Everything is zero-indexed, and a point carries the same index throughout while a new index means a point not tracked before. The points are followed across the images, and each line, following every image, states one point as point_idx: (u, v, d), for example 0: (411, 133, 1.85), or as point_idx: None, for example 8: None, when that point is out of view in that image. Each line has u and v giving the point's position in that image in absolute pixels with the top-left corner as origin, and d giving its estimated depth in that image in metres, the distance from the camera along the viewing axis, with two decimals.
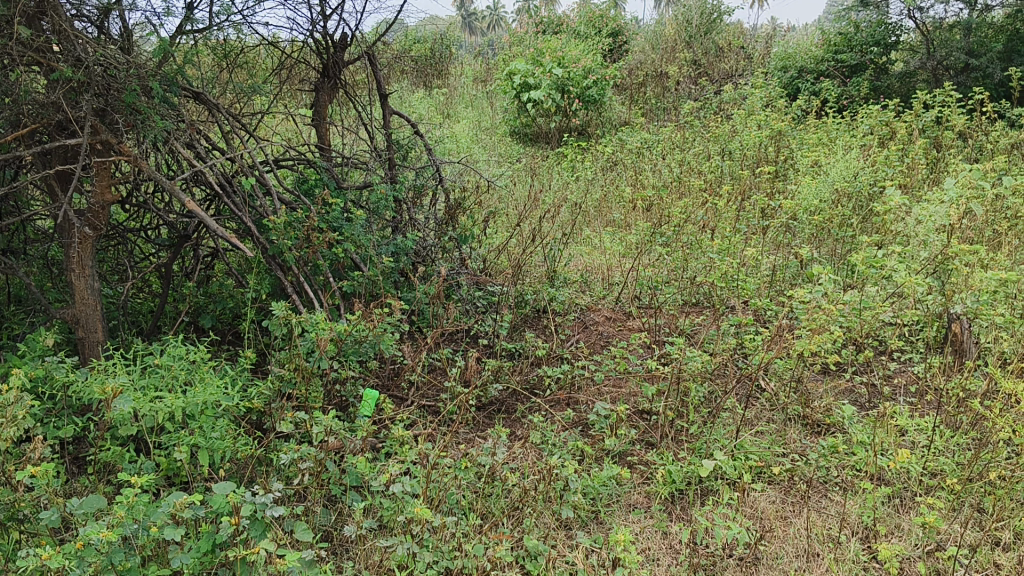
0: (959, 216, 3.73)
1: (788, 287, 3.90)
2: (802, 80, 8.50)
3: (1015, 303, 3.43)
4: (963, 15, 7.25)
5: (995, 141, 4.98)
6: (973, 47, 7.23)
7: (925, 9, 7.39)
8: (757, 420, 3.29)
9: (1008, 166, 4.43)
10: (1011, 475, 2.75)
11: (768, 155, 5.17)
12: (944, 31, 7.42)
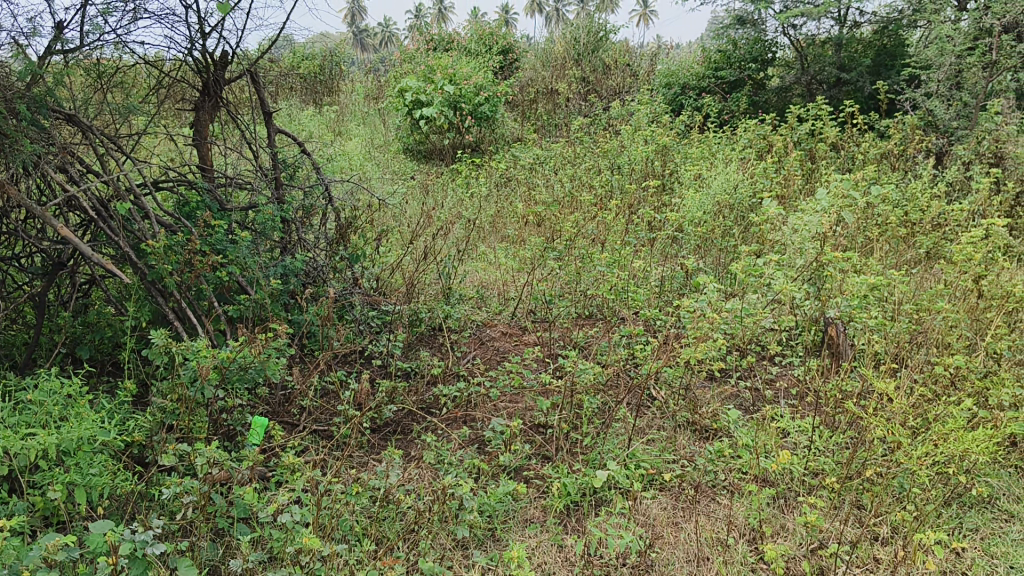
0: (833, 224, 3.88)
1: (676, 296, 3.99)
2: (685, 96, 8.78)
3: (887, 306, 3.58)
4: (833, 31, 7.61)
5: (865, 151, 5.23)
6: (844, 61, 7.60)
7: (798, 27, 7.69)
8: (648, 428, 3.34)
9: (876, 176, 4.64)
10: (885, 471, 2.87)
11: (655, 169, 5.29)
12: (816, 47, 7.75)
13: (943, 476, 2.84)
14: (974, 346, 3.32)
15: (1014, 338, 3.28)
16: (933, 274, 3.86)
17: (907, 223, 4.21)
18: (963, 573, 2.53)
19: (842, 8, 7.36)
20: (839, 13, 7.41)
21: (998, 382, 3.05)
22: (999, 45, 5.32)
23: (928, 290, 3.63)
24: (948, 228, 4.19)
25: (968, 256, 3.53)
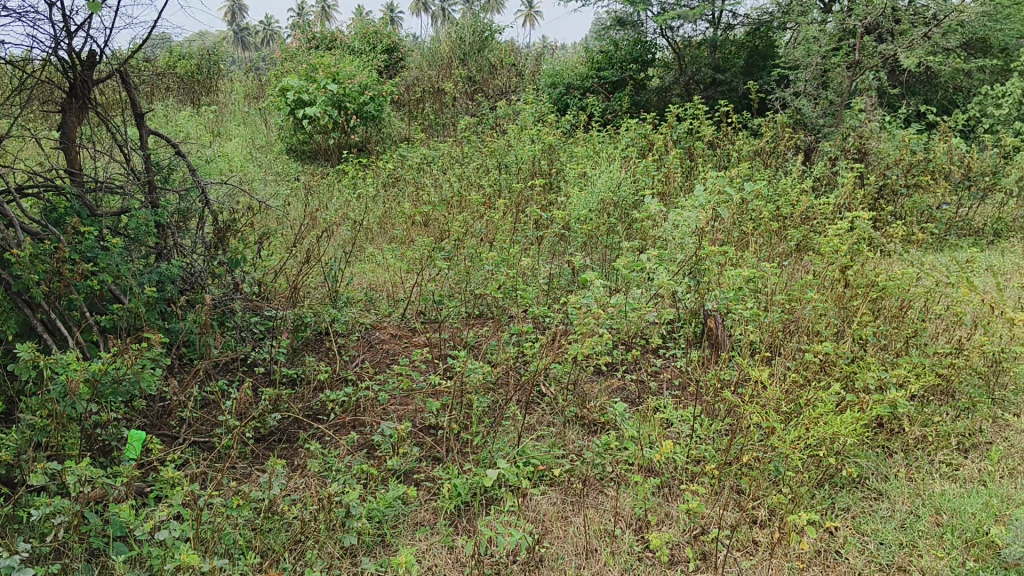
0: (710, 220, 4.00)
1: (563, 293, 4.04)
2: (570, 96, 8.88)
3: (761, 296, 3.73)
4: (708, 33, 7.85)
5: (740, 149, 5.43)
6: (719, 62, 7.89)
7: (675, 29, 7.90)
8: (538, 424, 3.36)
9: (751, 172, 4.82)
10: (761, 456, 2.97)
11: (541, 167, 5.36)
12: (693, 47, 8.01)
13: (815, 459, 2.96)
14: (842, 333, 3.47)
15: (877, 324, 3.45)
16: (803, 265, 4.02)
17: (780, 218, 4.37)
18: (836, 551, 2.65)
19: (715, 10, 7.65)
20: (713, 15, 7.69)
21: (863, 367, 3.20)
22: (858, 46, 5.54)
23: (799, 281, 3.78)
24: (817, 221, 4.38)
25: (834, 247, 3.71)
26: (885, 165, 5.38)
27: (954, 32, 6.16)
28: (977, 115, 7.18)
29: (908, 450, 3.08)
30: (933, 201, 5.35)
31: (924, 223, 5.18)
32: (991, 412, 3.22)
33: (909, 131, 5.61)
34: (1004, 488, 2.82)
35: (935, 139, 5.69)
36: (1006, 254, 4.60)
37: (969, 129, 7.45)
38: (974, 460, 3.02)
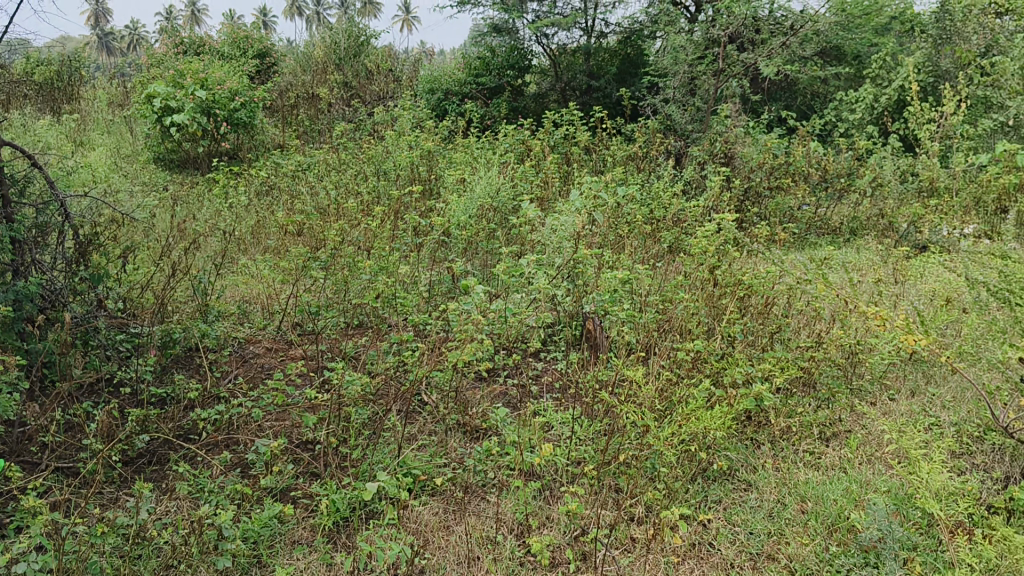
0: (586, 223, 4.06)
1: (444, 300, 4.02)
2: (448, 102, 8.67)
3: (636, 297, 3.81)
4: (582, 41, 8.04)
5: (614, 154, 5.55)
6: (593, 69, 8.15)
7: (550, 36, 8.03)
8: (419, 433, 3.32)
9: (624, 177, 4.93)
10: (637, 454, 3.04)
11: (420, 174, 5.35)
12: (568, 55, 8.22)
13: (688, 455, 3.05)
14: (712, 331, 3.59)
15: (744, 321, 3.58)
16: (676, 267, 4.12)
17: (653, 220, 4.48)
18: (709, 543, 2.74)
19: (589, 18, 7.85)
20: (587, 23, 7.89)
21: (732, 363, 3.32)
22: (722, 54, 5.75)
23: (670, 282, 3.89)
24: (687, 224, 4.52)
25: (703, 248, 3.84)
26: (749, 168, 5.62)
27: (810, 41, 6.49)
28: (834, 120, 7.58)
29: (775, 440, 3.20)
30: (795, 202, 5.60)
31: (787, 223, 5.42)
32: (849, 401, 3.37)
33: (771, 135, 5.87)
34: (863, 472, 2.96)
35: (794, 143, 5.97)
36: (859, 251, 4.86)
37: (827, 133, 7.86)
38: (835, 447, 3.15)
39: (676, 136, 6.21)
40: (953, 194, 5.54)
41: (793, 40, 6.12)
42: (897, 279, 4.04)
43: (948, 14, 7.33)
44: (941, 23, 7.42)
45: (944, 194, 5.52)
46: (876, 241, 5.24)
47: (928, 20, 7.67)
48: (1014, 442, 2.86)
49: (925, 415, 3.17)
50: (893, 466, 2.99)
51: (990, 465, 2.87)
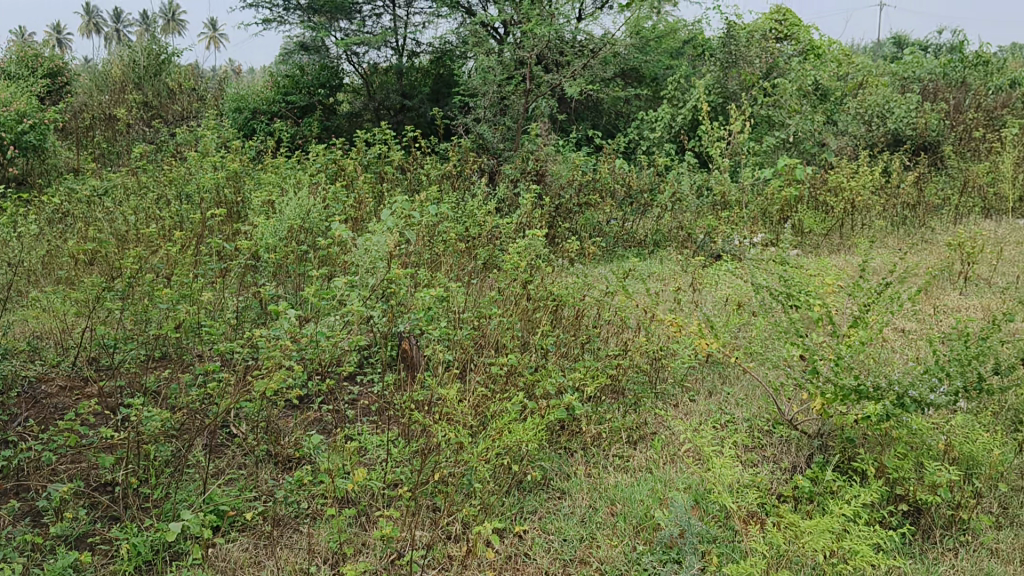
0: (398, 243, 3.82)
1: (254, 327, 3.90)
2: (257, 121, 8.40)
3: (451, 312, 3.62)
4: (393, 60, 8.14)
5: (428, 172, 5.58)
6: (406, 89, 8.22)
7: (361, 54, 8.06)
8: (227, 467, 3.20)
9: (438, 196, 4.93)
10: (453, 472, 2.90)
11: (226, 196, 5.20)
12: (379, 74, 8.24)
13: (501, 469, 3.00)
14: (526, 345, 3.57)
15: (556, 334, 3.62)
16: (491, 283, 4.12)
17: (468, 236, 4.49)
18: (524, 554, 2.74)
19: (400, 37, 8.03)
20: (398, 42, 8.05)
21: (545, 375, 3.33)
22: (528, 76, 5.91)
23: (484, 297, 3.85)
24: (500, 240, 4.57)
25: (515, 263, 3.83)
26: (560, 185, 5.81)
27: (610, 64, 6.82)
28: (636, 138, 7.81)
29: (586, 447, 3.27)
30: (603, 217, 5.80)
31: (597, 238, 5.62)
32: (654, 405, 3.50)
33: (579, 154, 6.05)
34: (667, 472, 3.07)
35: (601, 160, 6.19)
36: (660, 263, 5.09)
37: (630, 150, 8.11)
38: (642, 450, 3.26)
39: (490, 155, 6.30)
40: (743, 208, 5.79)
41: (596, 62, 6.39)
42: (695, 286, 4.27)
43: (733, 39, 7.61)
44: (726, 47, 7.63)
45: (735, 206, 5.77)
46: (677, 252, 5.50)
47: (713, 43, 8.03)
48: (798, 434, 3.04)
49: (722, 413, 3.34)
50: (696, 463, 3.11)
51: (778, 456, 3.05)
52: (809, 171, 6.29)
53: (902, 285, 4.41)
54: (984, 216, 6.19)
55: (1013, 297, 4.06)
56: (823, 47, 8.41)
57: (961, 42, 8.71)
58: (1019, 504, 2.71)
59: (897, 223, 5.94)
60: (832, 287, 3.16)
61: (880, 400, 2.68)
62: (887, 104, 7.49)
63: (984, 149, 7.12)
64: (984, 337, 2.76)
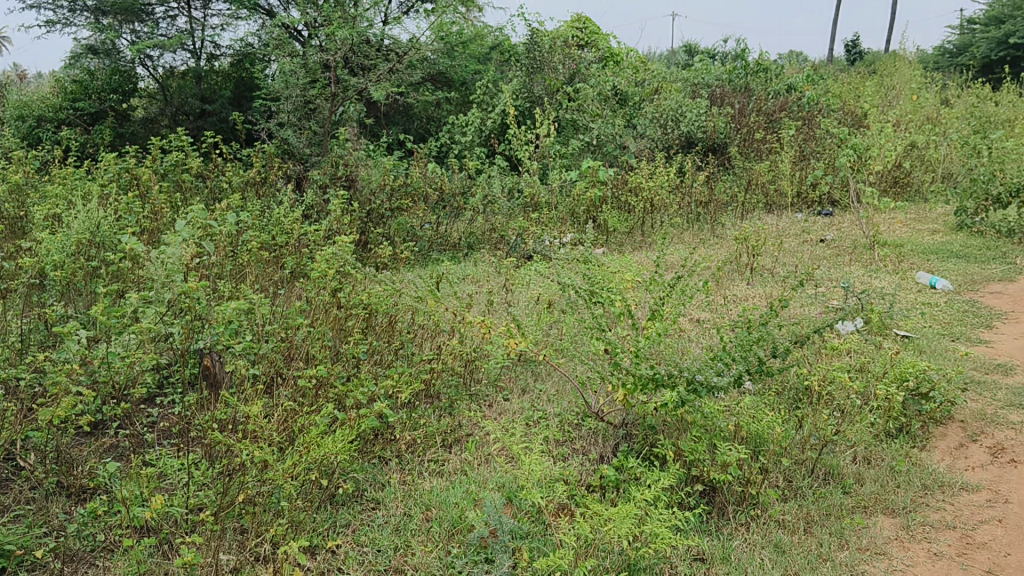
0: (195, 253, 3.63)
1: (40, 351, 3.61)
2: (42, 129, 7.76)
3: (253, 325, 3.36)
4: (191, 63, 7.84)
5: (229, 180, 5.38)
6: (205, 93, 7.94)
7: (155, 58, 7.70)
8: (14, 504, 2.93)
9: (241, 204, 4.74)
10: (260, 492, 2.65)
11: (8, 211, 4.78)
12: (176, 78, 7.90)
13: (309, 484, 2.77)
14: (337, 355, 3.42)
15: (368, 341, 3.46)
16: (297, 294, 3.96)
17: (273, 246, 4.37)
18: (337, 569, 2.53)
19: (197, 39, 7.78)
20: (195, 45, 7.76)
21: (356, 384, 3.12)
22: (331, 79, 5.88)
23: (289, 308, 3.63)
24: (308, 249, 4.45)
25: (322, 270, 3.63)
26: (369, 191, 5.58)
27: (414, 67, 7.00)
28: (447, 142, 7.67)
29: (401, 455, 3.11)
30: (416, 221, 5.68)
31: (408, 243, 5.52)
32: (468, 407, 3.44)
33: (389, 158, 5.99)
34: (481, 473, 3.00)
35: (411, 164, 6.17)
36: (473, 266, 5.14)
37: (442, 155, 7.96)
38: (456, 453, 3.17)
39: (295, 161, 6.19)
40: (553, 208, 6.00)
41: (400, 66, 6.52)
42: (506, 287, 4.31)
43: (536, 45, 7.82)
44: (530, 53, 7.84)
45: (544, 207, 5.93)
46: (489, 253, 5.56)
47: (518, 49, 8.06)
48: (604, 425, 3.06)
49: (534, 410, 3.37)
50: (509, 460, 3.10)
51: (587, 448, 3.07)
52: (610, 173, 6.47)
53: (694, 280, 4.64)
54: (766, 212, 6.70)
55: (788, 285, 4.38)
56: (621, 53, 8.69)
57: (744, 50, 9.25)
58: (800, 476, 2.90)
59: (690, 220, 6.27)
60: (631, 283, 3.27)
61: (674, 387, 2.81)
62: (679, 109, 7.81)
63: (765, 150, 7.61)
64: (763, 322, 3.03)
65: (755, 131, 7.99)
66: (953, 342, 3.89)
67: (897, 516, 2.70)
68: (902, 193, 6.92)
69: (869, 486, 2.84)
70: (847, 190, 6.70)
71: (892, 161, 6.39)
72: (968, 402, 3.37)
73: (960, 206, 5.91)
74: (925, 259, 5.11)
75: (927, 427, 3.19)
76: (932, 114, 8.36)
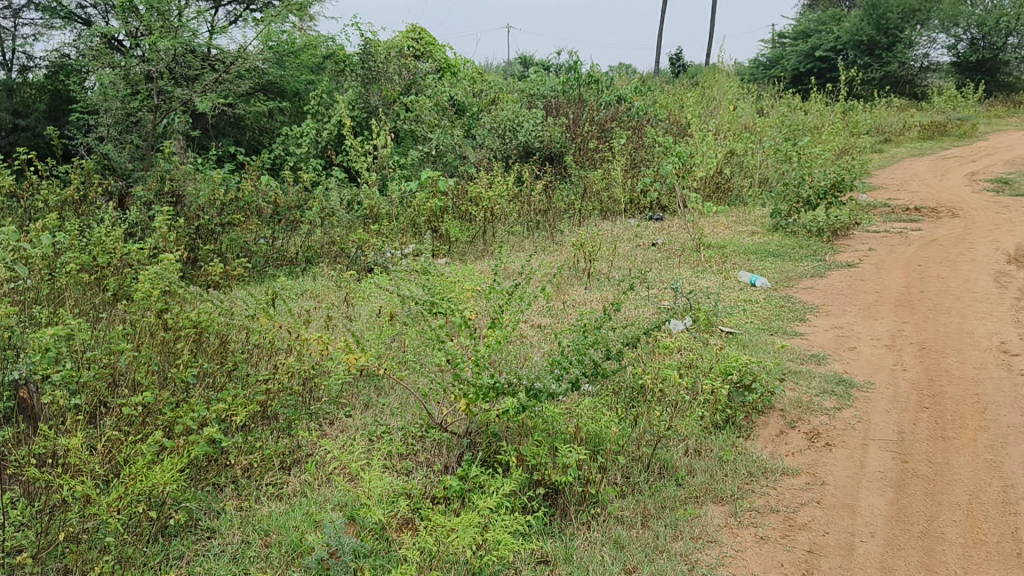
0: (5, 278, 3.39)
1: None
2: None
3: (72, 352, 3.17)
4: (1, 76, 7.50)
5: (45, 198, 5.06)
6: (17, 107, 7.45)
7: None
8: None
9: (59, 223, 4.47)
10: (84, 528, 2.49)
11: None
12: None
13: (137, 516, 2.63)
14: (166, 379, 3.27)
15: (199, 363, 3.36)
16: (123, 317, 3.78)
17: (94, 267, 4.15)
18: None
19: None
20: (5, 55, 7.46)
21: (185, 410, 2.99)
22: (155, 89, 5.78)
23: (112, 332, 3.43)
24: (133, 269, 4.25)
25: (147, 291, 3.47)
26: (198, 206, 5.40)
27: (243, 80, 6.90)
28: (281, 154, 7.48)
29: (237, 480, 3.01)
30: (250, 236, 5.52)
31: (241, 258, 5.35)
32: (307, 426, 3.37)
33: (219, 172, 5.85)
34: (322, 493, 2.95)
35: (245, 178, 6.00)
36: (311, 281, 5.06)
37: (277, 167, 7.76)
38: (297, 474, 3.10)
39: (118, 176, 5.98)
40: (392, 219, 6.02)
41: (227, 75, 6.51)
42: (346, 302, 4.27)
43: (371, 55, 7.86)
44: (365, 63, 7.87)
45: (384, 219, 5.91)
46: (329, 267, 5.48)
47: (353, 59, 7.99)
48: (447, 435, 3.05)
49: (377, 425, 3.33)
50: (351, 479, 3.05)
51: (431, 460, 3.06)
52: (449, 184, 6.53)
53: (534, 286, 4.74)
54: (602, 218, 6.93)
55: (622, 288, 4.56)
56: (458, 65, 8.88)
57: (576, 62, 9.55)
58: (637, 472, 3.00)
59: (530, 228, 6.42)
60: (471, 291, 3.30)
61: (514, 394, 2.82)
62: (516, 119, 7.88)
63: (599, 158, 7.82)
64: (598, 326, 3.12)
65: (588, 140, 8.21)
66: (772, 336, 4.15)
67: (726, 504, 2.85)
68: (725, 197, 7.37)
69: (699, 477, 2.98)
70: (674, 197, 7.05)
71: (713, 167, 6.76)
72: (786, 392, 3.60)
73: (776, 209, 6.32)
74: (746, 259, 5.43)
75: (750, 418, 3.39)
76: (750, 123, 8.89)
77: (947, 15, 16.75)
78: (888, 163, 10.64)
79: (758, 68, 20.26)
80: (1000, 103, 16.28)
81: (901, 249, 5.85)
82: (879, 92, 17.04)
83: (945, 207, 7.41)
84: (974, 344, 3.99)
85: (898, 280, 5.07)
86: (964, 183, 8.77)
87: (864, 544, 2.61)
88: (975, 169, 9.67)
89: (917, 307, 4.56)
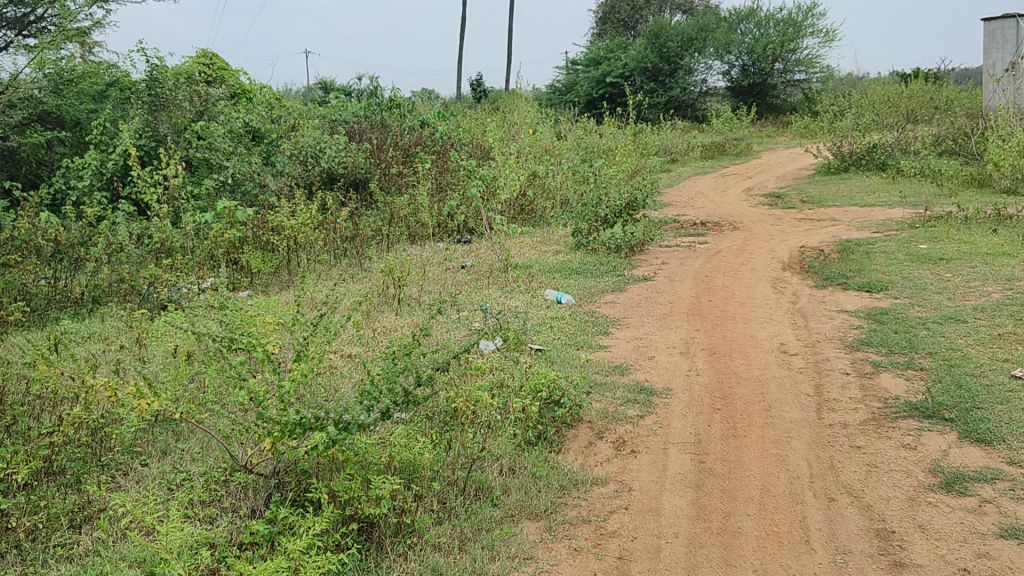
0: None
1: None
2: None
3: None
4: None
5: None
6: None
7: None
8: None
9: None
10: None
11: None
12: None
13: None
14: None
15: None
16: None
17: None
18: None
19: None
20: None
21: None
22: None
23: None
24: None
25: None
26: None
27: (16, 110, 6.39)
28: (64, 188, 6.95)
29: (20, 545, 2.75)
30: (30, 278, 5.09)
31: (18, 301, 4.93)
32: (97, 479, 3.12)
33: None
34: (117, 550, 2.72)
35: (22, 215, 5.53)
36: (100, 323, 4.73)
37: (59, 203, 7.21)
38: (88, 532, 2.86)
39: None
40: (187, 252, 5.72)
41: None
42: (139, 343, 4.03)
43: (158, 82, 7.45)
44: (152, 90, 7.42)
45: (179, 252, 5.60)
46: (120, 307, 5.15)
47: (138, 86, 7.52)
48: (253, 477, 2.92)
49: (176, 472, 3.14)
50: (149, 533, 2.84)
51: (236, 505, 2.92)
52: (248, 213, 6.30)
53: (341, 314, 4.68)
54: (411, 242, 6.94)
55: (433, 311, 4.57)
56: (253, 90, 8.53)
57: (376, 87, 9.44)
58: (453, 496, 2.99)
59: (338, 255, 6.31)
60: (274, 326, 3.17)
61: (322, 428, 2.73)
62: (318, 145, 7.91)
63: (404, 183, 7.92)
64: (407, 352, 3.09)
65: (393, 166, 8.20)
66: (578, 350, 4.28)
67: (541, 520, 2.90)
68: (530, 219, 7.59)
69: (514, 495, 3.01)
70: (480, 219, 7.16)
71: (515, 190, 6.92)
72: (593, 403, 3.72)
73: (576, 228, 6.54)
74: (551, 278, 5.58)
75: (560, 432, 3.48)
76: (548, 146, 9.18)
77: (719, 43, 18.19)
78: (675, 181, 11.31)
79: (555, 93, 20.88)
80: (770, 123, 17.81)
81: (690, 262, 6.22)
82: (663, 116, 18.31)
83: (727, 220, 7.98)
84: (758, 347, 4.31)
85: (689, 290, 5.39)
86: (742, 198, 9.49)
87: (670, 545, 2.73)
88: (750, 185, 10.52)
89: (706, 315, 4.85)
